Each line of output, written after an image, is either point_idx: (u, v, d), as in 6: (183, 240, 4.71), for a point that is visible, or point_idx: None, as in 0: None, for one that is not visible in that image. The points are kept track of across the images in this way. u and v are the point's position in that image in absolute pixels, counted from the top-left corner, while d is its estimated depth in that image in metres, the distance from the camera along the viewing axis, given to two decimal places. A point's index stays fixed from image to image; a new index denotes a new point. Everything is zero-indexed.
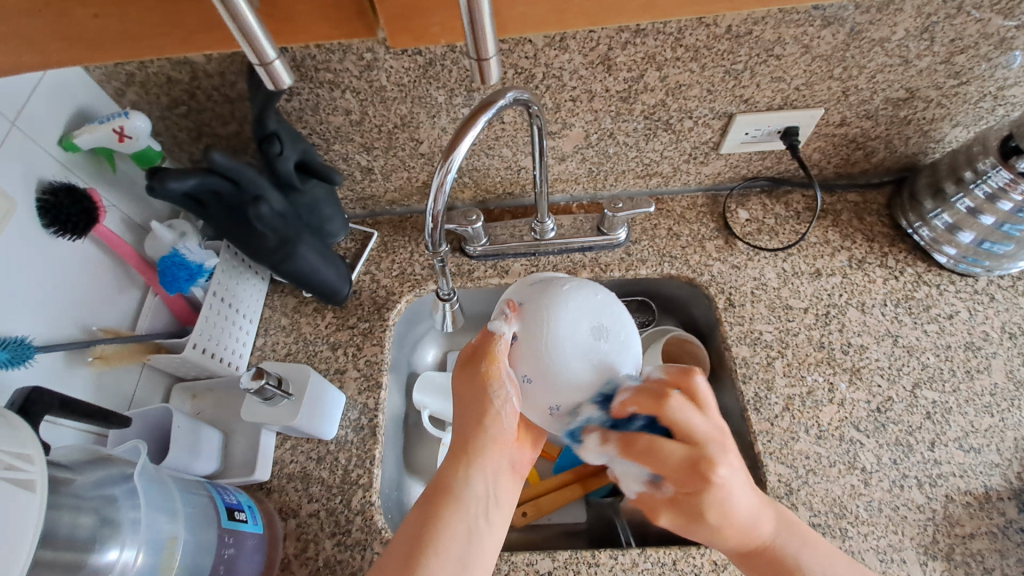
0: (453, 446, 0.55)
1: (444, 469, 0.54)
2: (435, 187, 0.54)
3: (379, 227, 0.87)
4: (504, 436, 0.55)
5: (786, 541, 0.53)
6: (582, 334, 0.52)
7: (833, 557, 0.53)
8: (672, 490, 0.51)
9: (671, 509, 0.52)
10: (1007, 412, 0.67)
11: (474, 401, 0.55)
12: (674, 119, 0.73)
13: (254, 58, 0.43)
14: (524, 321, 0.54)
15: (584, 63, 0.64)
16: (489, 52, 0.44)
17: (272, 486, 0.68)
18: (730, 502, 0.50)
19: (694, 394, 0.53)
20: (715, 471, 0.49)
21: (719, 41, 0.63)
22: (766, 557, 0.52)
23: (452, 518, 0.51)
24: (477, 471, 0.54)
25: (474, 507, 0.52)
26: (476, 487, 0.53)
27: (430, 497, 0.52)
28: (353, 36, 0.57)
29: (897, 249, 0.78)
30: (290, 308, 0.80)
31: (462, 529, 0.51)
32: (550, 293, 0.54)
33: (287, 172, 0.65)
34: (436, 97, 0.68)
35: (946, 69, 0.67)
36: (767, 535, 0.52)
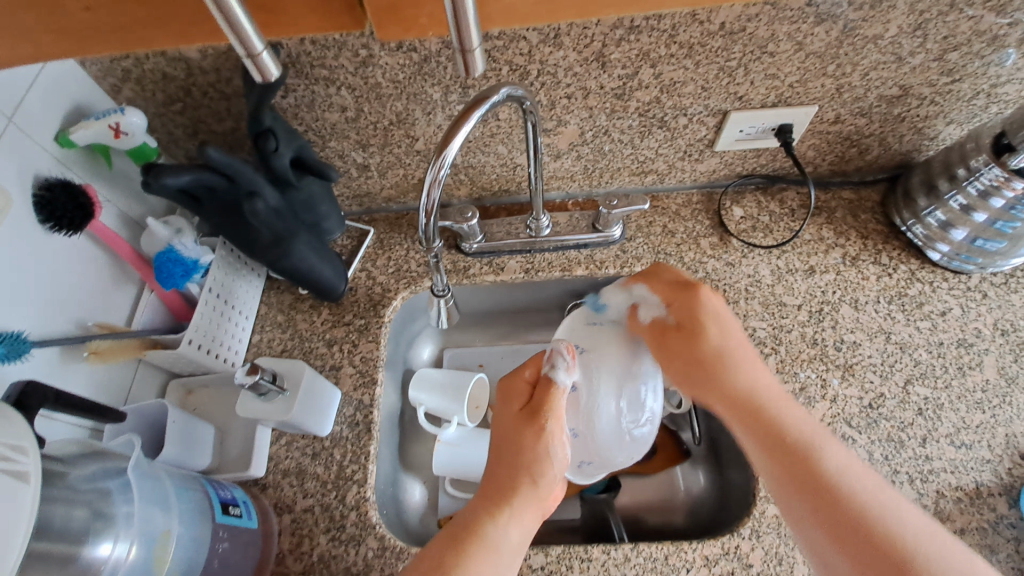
0: (490, 489, 0.57)
1: (480, 509, 0.56)
2: (427, 183, 0.54)
3: (375, 224, 0.87)
4: (543, 494, 0.58)
5: (811, 428, 0.54)
6: (627, 405, 0.61)
7: (853, 460, 0.52)
8: (677, 320, 0.61)
9: (682, 355, 0.60)
10: (999, 408, 0.67)
11: (523, 453, 0.58)
12: (669, 116, 0.73)
13: (241, 51, 0.44)
14: (589, 378, 0.62)
15: (578, 60, 0.65)
16: (471, 44, 0.44)
17: (267, 482, 0.68)
18: (738, 362, 0.59)
19: (693, 280, 0.63)
20: (704, 308, 0.61)
21: (713, 38, 0.63)
22: (789, 452, 0.52)
23: (485, 556, 0.51)
24: (514, 519, 0.55)
25: (507, 552, 0.53)
26: (512, 533, 0.54)
27: (460, 530, 0.53)
28: (343, 30, 0.60)
29: (890, 247, 0.78)
30: (286, 305, 0.80)
31: (493, 566, 0.51)
32: (614, 357, 0.63)
33: (282, 169, 0.65)
34: (431, 94, 0.68)
35: (939, 66, 0.67)
36: (779, 399, 0.57)
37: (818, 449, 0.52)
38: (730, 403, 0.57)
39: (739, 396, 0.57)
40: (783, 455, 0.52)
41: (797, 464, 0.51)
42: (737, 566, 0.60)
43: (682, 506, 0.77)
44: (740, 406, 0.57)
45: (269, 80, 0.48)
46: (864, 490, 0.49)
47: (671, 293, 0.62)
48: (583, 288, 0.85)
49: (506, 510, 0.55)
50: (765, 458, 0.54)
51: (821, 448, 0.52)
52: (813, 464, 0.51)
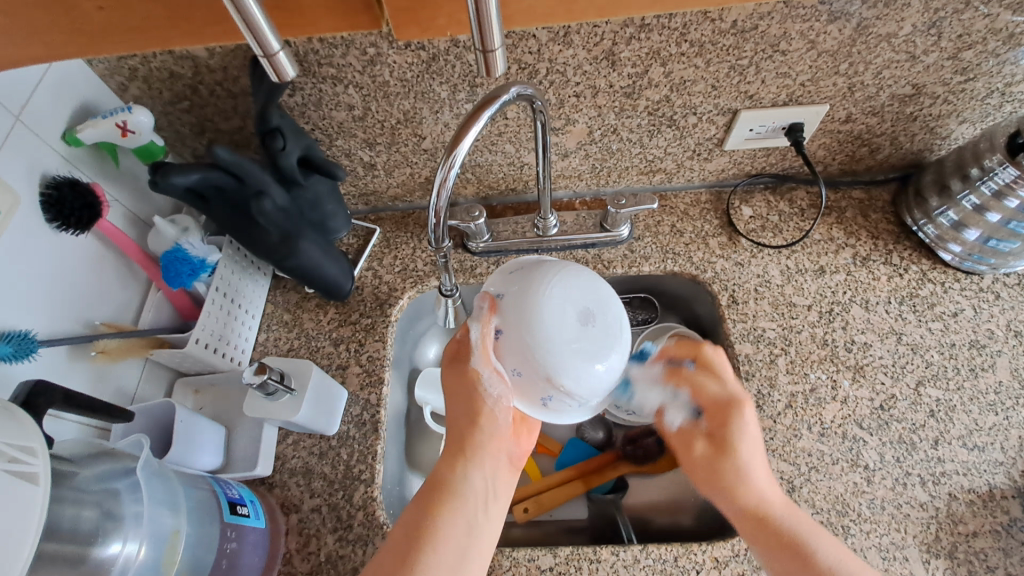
0: (452, 445, 0.61)
1: (446, 468, 0.60)
2: (438, 183, 0.54)
3: (382, 223, 0.87)
4: (498, 437, 0.62)
5: (795, 519, 0.56)
6: (565, 318, 0.49)
7: (839, 545, 0.55)
8: (710, 427, 0.62)
9: (707, 443, 0.62)
10: (1012, 411, 0.66)
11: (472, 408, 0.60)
12: (679, 115, 0.72)
13: (258, 50, 0.43)
14: (506, 315, 0.51)
15: (588, 58, 0.64)
16: (494, 45, 0.43)
17: (275, 481, 0.68)
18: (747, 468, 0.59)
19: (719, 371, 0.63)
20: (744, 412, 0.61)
21: (724, 37, 0.62)
22: (780, 540, 0.55)
23: (453, 510, 0.56)
24: (474, 468, 0.60)
25: (474, 502, 0.58)
26: (474, 483, 0.59)
27: (430, 490, 0.58)
28: (359, 29, 0.59)
29: (902, 247, 0.77)
30: (292, 304, 0.80)
31: (463, 522, 0.56)
32: (535, 278, 0.51)
33: (290, 167, 0.65)
34: (439, 92, 0.68)
35: (953, 65, 0.66)
36: (783, 509, 0.57)
37: (810, 544, 0.54)
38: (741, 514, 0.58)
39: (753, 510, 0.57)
40: (772, 549, 0.55)
41: (796, 556, 0.53)
42: (746, 568, 0.59)
43: (691, 506, 0.76)
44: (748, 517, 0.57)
45: (285, 80, 0.47)
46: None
47: (706, 379, 0.62)
48: None
49: (463, 462, 0.60)
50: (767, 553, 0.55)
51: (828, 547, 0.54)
52: (806, 560, 0.53)
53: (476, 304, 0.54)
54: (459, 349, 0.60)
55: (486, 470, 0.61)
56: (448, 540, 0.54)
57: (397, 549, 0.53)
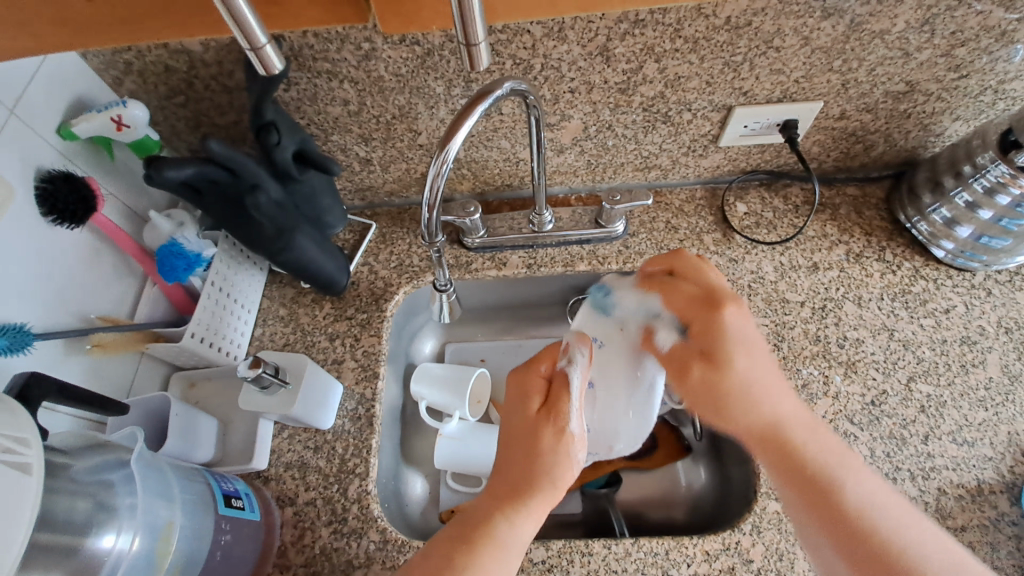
0: (504, 487, 0.54)
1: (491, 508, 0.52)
2: (430, 178, 0.54)
3: (378, 218, 0.87)
4: (558, 492, 0.54)
5: (811, 440, 0.53)
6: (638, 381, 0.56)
7: (887, 496, 0.50)
8: (701, 345, 0.56)
9: (700, 361, 0.56)
10: (1002, 406, 0.67)
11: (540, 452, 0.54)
12: (673, 111, 0.72)
13: (244, 43, 0.44)
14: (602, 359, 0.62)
15: (582, 54, 0.64)
16: (476, 37, 0.44)
17: (270, 475, 0.68)
18: (757, 386, 0.55)
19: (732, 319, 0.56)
20: (733, 361, 0.55)
21: (718, 33, 0.62)
22: (813, 480, 0.51)
23: (493, 557, 0.49)
24: (525, 519, 0.52)
25: (513, 555, 0.50)
26: (520, 534, 0.51)
27: (469, 530, 0.51)
28: (344, 22, 0.59)
29: (895, 244, 0.78)
30: (288, 299, 0.80)
31: (497, 574, 0.49)
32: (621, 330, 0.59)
33: (286, 161, 0.66)
34: (434, 88, 0.68)
35: (947, 62, 0.66)
36: (822, 463, 0.52)
37: (846, 483, 0.50)
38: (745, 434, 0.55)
39: (758, 424, 0.54)
40: (801, 485, 0.51)
41: (823, 505, 0.50)
42: (737, 561, 0.60)
43: (684, 501, 0.77)
44: (761, 436, 0.54)
45: (272, 72, 0.49)
46: (886, 521, 0.48)
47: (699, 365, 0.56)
48: (585, 284, 0.85)
49: (516, 511, 0.52)
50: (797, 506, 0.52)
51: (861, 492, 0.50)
52: (836, 491, 0.50)
53: (576, 348, 0.60)
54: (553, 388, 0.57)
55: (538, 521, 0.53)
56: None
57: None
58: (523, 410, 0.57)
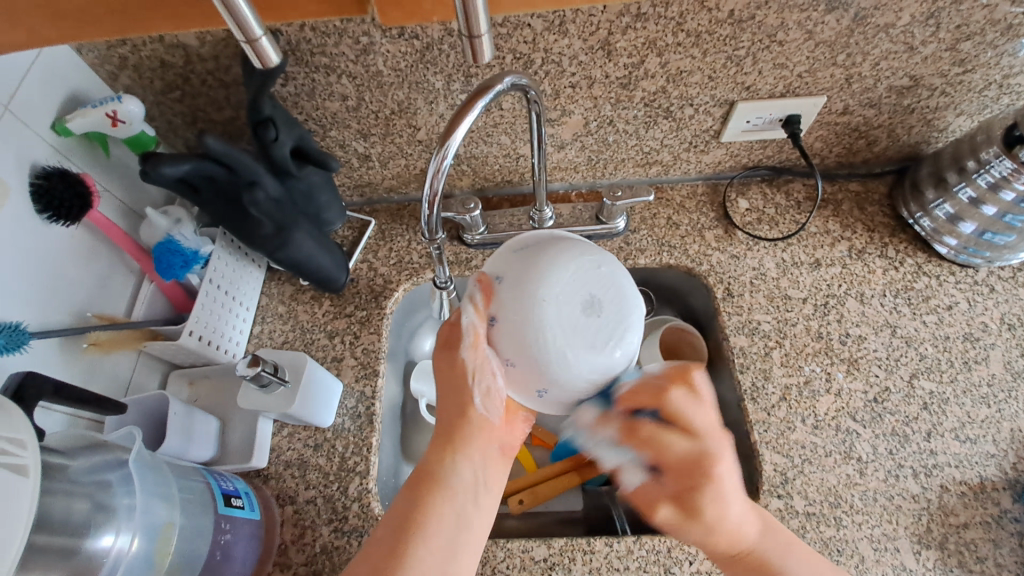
0: (437, 436, 0.57)
1: (429, 461, 0.56)
2: (430, 174, 0.53)
3: (376, 215, 0.87)
4: (489, 428, 0.58)
5: (772, 544, 0.54)
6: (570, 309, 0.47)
7: (823, 573, 0.54)
8: (675, 467, 0.53)
9: (671, 505, 0.53)
10: (1004, 403, 0.66)
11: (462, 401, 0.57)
12: (675, 107, 0.72)
13: (240, 35, 0.45)
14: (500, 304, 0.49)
15: (583, 48, 0.63)
16: (479, 29, 0.43)
17: (269, 473, 0.68)
18: (729, 495, 0.53)
19: (699, 394, 0.55)
20: (715, 466, 0.52)
21: (721, 27, 0.61)
22: (756, 565, 0.53)
23: (440, 503, 0.53)
24: (463, 458, 0.56)
25: (462, 492, 0.55)
26: (463, 474, 0.55)
27: (412, 484, 0.54)
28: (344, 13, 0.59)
29: (898, 240, 0.77)
30: (286, 296, 0.80)
31: (450, 513, 0.53)
32: (529, 269, 0.48)
33: (284, 157, 0.65)
34: (433, 83, 0.67)
35: (951, 56, 0.66)
36: (756, 542, 0.54)
37: (784, 569, 0.53)
38: (704, 546, 0.54)
39: (683, 457, 0.53)
40: None
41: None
42: None
43: None
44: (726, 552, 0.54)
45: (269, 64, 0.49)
46: None
47: (669, 434, 0.53)
48: None
49: (453, 451, 0.56)
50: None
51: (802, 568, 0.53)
52: None
53: (471, 287, 0.52)
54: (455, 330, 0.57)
55: (478, 456, 0.57)
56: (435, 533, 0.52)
57: (383, 547, 0.50)
58: (440, 356, 0.58)
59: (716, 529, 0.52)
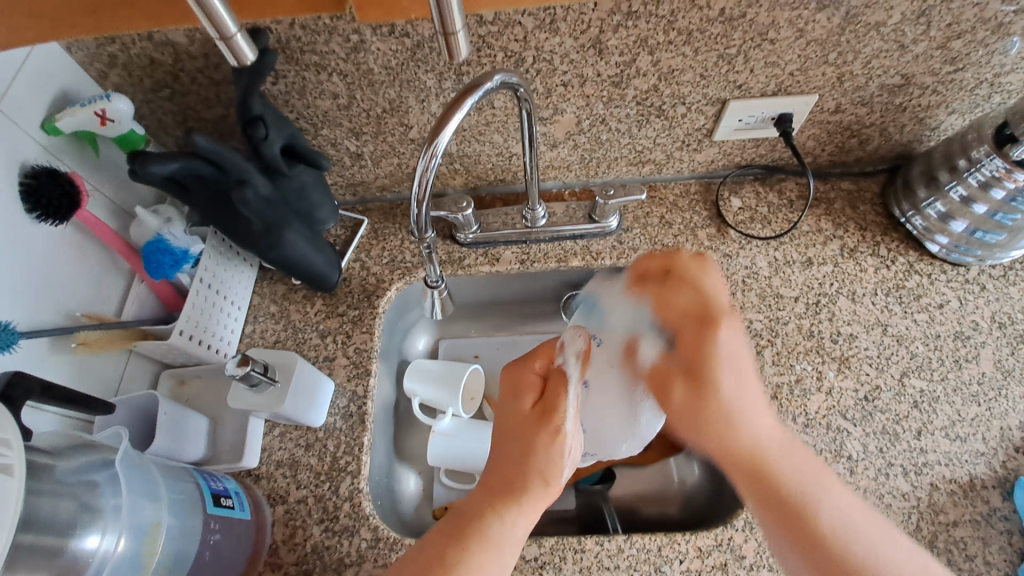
0: (495, 480, 0.55)
1: (484, 504, 0.53)
2: (419, 173, 0.53)
3: (369, 214, 0.87)
4: (552, 494, 0.55)
5: (794, 458, 0.51)
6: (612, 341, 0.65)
7: (852, 501, 0.49)
8: (683, 361, 0.54)
9: (683, 379, 0.54)
10: (995, 401, 0.66)
11: (531, 453, 0.55)
12: (667, 105, 0.72)
13: (214, 33, 0.44)
14: (598, 369, 0.60)
15: (575, 46, 0.63)
16: (454, 26, 0.43)
17: (261, 473, 0.68)
18: (744, 382, 0.53)
19: (712, 270, 0.56)
20: (715, 366, 0.53)
21: (712, 25, 0.61)
22: (783, 501, 0.49)
23: (484, 557, 0.50)
24: (521, 519, 0.53)
25: (507, 554, 0.51)
26: (514, 528, 0.52)
27: (460, 524, 0.52)
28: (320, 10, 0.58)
29: (890, 239, 0.77)
30: (279, 295, 0.80)
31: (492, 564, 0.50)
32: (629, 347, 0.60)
33: (274, 156, 0.65)
34: (424, 81, 0.67)
35: (942, 55, 0.66)
36: (781, 460, 0.50)
37: (816, 500, 0.48)
38: (721, 454, 0.52)
39: (675, 355, 0.55)
40: (776, 504, 0.49)
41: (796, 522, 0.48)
42: (730, 557, 0.60)
43: (677, 497, 0.77)
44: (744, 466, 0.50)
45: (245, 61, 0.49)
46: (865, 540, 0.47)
47: (684, 293, 0.55)
48: (578, 279, 0.85)
49: (509, 508, 0.53)
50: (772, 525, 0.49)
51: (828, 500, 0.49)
52: (812, 513, 0.48)
53: (571, 337, 0.61)
54: (548, 389, 0.58)
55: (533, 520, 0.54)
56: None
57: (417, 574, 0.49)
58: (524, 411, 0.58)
59: (730, 429, 0.52)
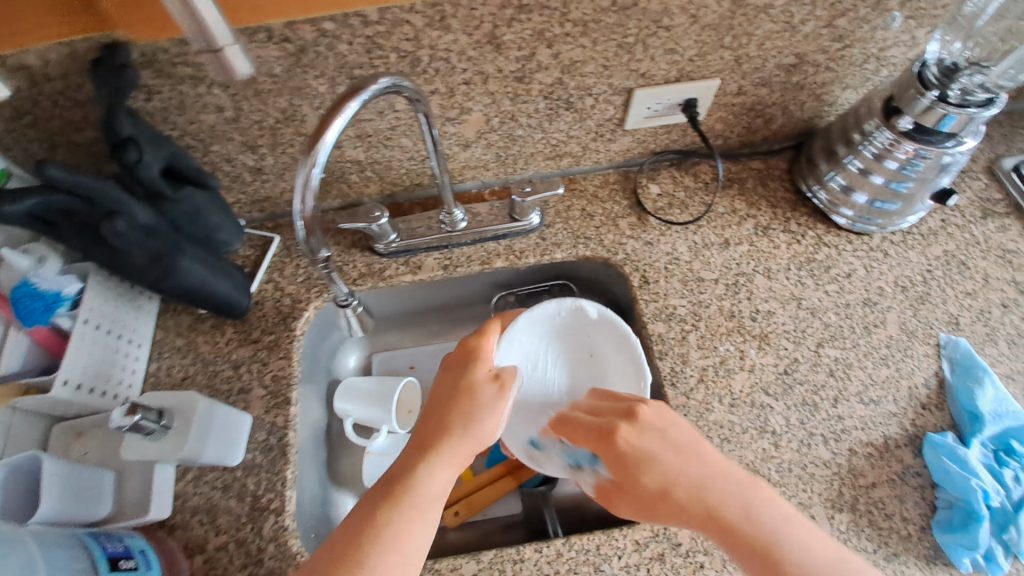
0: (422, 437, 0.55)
1: (413, 464, 0.53)
2: (300, 187, 0.49)
3: (280, 230, 0.82)
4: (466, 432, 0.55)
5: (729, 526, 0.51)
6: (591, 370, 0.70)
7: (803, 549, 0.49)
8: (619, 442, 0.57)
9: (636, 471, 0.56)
10: (901, 362, 0.69)
11: (456, 412, 0.56)
12: (575, 98, 0.71)
13: None
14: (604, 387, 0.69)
15: (470, 43, 0.61)
16: (218, 43, 0.44)
17: (175, 523, 0.64)
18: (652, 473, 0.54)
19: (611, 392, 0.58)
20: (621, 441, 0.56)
21: (606, 15, 0.60)
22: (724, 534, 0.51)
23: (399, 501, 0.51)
24: (437, 467, 0.53)
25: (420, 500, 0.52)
26: (436, 487, 0.52)
27: (380, 492, 0.52)
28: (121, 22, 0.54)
29: (799, 214, 0.80)
30: (185, 328, 0.75)
31: (413, 530, 0.50)
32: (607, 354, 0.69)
33: (154, 178, 0.59)
34: (315, 88, 0.62)
35: (830, 33, 0.68)
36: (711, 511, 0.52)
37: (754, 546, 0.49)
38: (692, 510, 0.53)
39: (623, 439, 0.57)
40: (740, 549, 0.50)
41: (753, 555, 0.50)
42: (667, 547, 0.60)
43: None
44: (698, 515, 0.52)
45: None
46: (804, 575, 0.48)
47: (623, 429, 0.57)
48: (504, 278, 0.84)
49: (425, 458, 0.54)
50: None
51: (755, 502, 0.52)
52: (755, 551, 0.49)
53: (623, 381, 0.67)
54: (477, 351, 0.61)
55: (446, 465, 0.54)
56: (394, 544, 0.49)
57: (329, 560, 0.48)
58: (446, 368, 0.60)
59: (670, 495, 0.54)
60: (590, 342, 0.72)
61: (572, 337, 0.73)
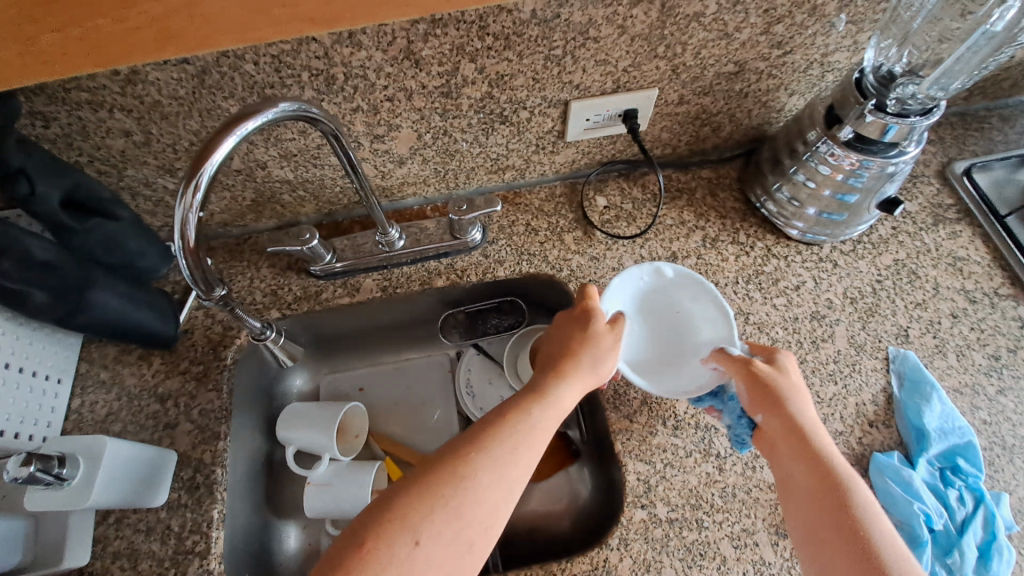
0: (562, 362, 0.58)
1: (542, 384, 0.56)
2: (183, 211, 0.45)
3: (213, 253, 0.79)
4: (592, 366, 0.58)
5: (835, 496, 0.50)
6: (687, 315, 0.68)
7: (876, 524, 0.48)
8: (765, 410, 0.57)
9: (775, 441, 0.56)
10: (849, 378, 0.67)
11: (580, 347, 0.59)
12: (508, 111, 0.68)
13: None
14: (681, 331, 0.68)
15: (386, 59, 0.58)
16: None
17: (93, 570, 0.61)
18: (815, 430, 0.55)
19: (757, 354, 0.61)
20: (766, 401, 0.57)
21: (528, 27, 0.58)
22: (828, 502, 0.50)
23: (532, 419, 0.53)
24: (567, 391, 0.56)
25: (545, 422, 0.53)
26: (567, 403, 0.55)
27: (501, 419, 0.52)
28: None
29: (748, 224, 0.77)
30: (110, 359, 0.72)
31: (527, 455, 0.50)
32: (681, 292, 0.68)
33: (50, 212, 0.57)
34: (226, 109, 0.59)
35: (768, 40, 0.65)
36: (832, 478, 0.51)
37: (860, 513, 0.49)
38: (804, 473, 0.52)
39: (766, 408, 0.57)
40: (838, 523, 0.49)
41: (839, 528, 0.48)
42: None
43: (571, 511, 0.76)
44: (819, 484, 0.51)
45: None
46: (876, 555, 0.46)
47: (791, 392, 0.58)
48: (450, 296, 0.81)
49: (557, 379, 0.57)
50: (841, 505, 0.49)
51: (789, 361, 0.60)
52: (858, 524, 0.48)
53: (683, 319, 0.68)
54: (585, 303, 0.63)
55: (577, 391, 0.57)
56: (513, 463, 0.50)
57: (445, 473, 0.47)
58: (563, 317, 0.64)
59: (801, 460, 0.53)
60: (664, 305, 0.69)
61: (646, 304, 0.69)
